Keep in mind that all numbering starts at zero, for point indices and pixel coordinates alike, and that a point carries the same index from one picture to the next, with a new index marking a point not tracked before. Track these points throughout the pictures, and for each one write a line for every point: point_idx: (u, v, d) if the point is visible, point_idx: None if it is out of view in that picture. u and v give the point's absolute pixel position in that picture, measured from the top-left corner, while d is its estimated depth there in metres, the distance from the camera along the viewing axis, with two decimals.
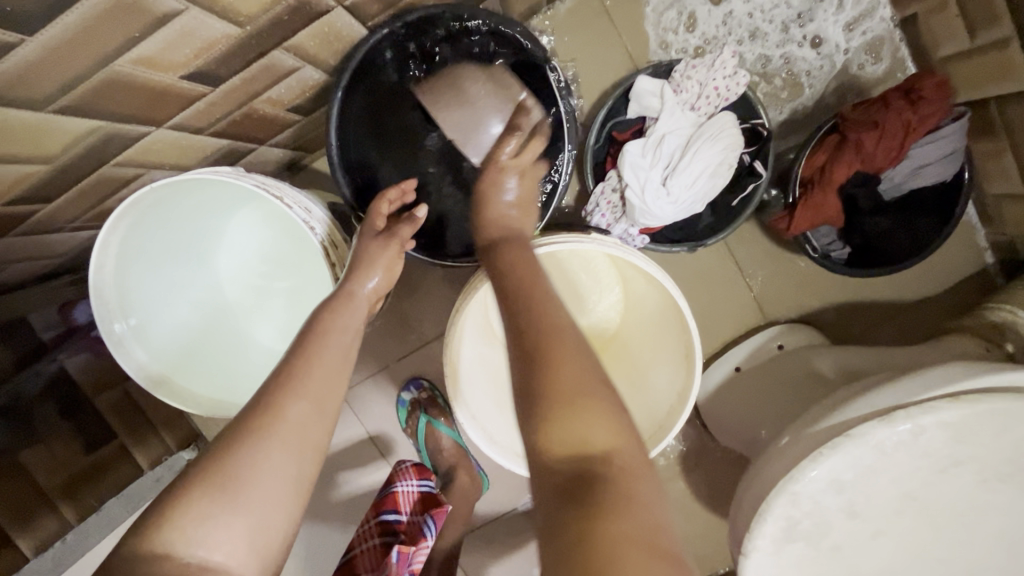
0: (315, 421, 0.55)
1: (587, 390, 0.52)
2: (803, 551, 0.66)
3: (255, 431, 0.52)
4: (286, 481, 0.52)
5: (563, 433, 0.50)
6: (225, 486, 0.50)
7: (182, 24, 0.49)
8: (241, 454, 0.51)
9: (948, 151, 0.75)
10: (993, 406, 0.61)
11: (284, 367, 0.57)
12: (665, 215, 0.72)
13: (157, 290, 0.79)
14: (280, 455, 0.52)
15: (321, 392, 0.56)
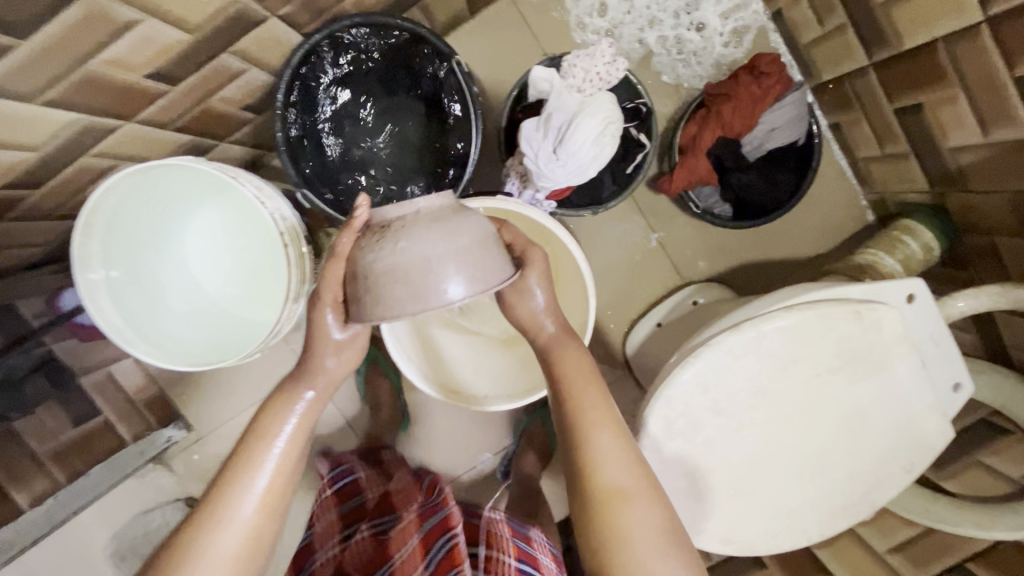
0: (280, 482, 0.60)
1: (632, 501, 0.61)
2: (683, 448, 0.79)
3: (219, 494, 0.58)
4: (251, 537, 0.58)
5: (621, 535, 0.60)
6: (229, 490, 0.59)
7: (142, 31, 0.63)
8: (210, 518, 0.57)
9: (795, 115, 0.90)
10: (816, 311, 0.75)
11: (251, 429, 0.62)
12: (559, 178, 0.87)
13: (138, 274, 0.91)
14: (245, 514, 0.58)
15: (288, 454, 0.62)
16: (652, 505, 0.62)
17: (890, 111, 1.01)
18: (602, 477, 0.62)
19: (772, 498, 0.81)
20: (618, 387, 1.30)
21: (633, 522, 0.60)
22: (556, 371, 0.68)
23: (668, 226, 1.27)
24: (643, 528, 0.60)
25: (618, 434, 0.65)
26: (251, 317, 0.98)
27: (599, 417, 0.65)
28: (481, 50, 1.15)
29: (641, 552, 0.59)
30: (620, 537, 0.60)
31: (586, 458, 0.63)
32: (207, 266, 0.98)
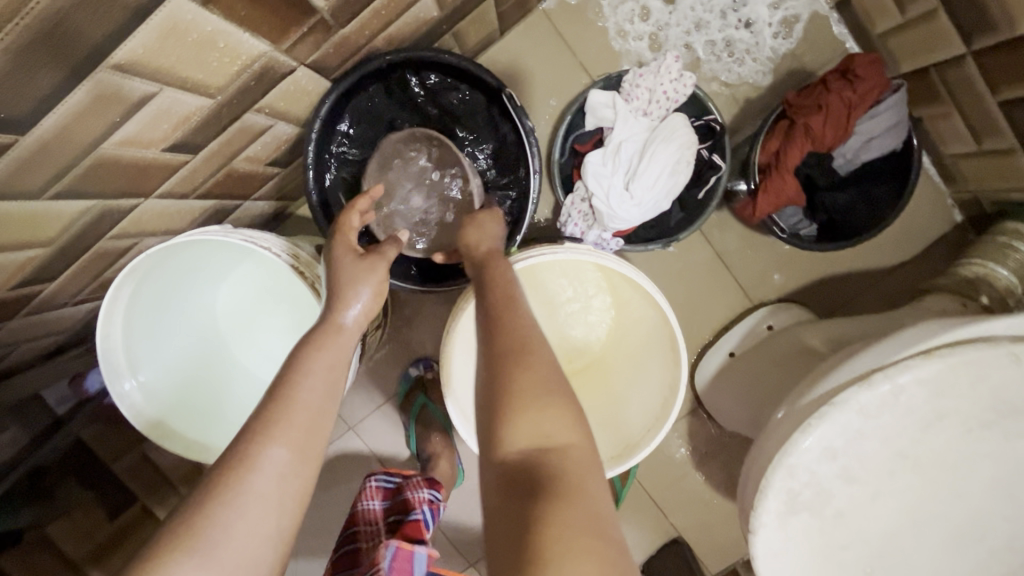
0: (295, 471, 0.53)
1: (538, 400, 0.54)
2: (809, 522, 0.68)
3: (220, 488, 0.50)
4: (261, 537, 0.50)
5: (519, 439, 0.52)
6: (228, 497, 0.50)
7: (158, 104, 0.52)
8: (210, 518, 0.49)
9: (894, 122, 0.79)
10: (964, 357, 0.63)
11: (257, 416, 0.54)
12: (633, 218, 0.76)
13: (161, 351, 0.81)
14: (255, 506, 0.50)
15: (303, 441, 0.54)
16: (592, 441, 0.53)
17: (993, 104, 0.89)
18: (518, 396, 0.54)
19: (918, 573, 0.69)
20: (688, 424, 1.19)
21: (565, 454, 0.51)
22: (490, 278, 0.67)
23: (731, 245, 1.16)
24: (557, 437, 0.52)
25: (545, 350, 0.58)
26: None
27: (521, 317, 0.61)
28: (513, 71, 1.05)
29: (586, 477, 0.49)
30: (533, 444, 0.51)
31: (508, 370, 0.56)
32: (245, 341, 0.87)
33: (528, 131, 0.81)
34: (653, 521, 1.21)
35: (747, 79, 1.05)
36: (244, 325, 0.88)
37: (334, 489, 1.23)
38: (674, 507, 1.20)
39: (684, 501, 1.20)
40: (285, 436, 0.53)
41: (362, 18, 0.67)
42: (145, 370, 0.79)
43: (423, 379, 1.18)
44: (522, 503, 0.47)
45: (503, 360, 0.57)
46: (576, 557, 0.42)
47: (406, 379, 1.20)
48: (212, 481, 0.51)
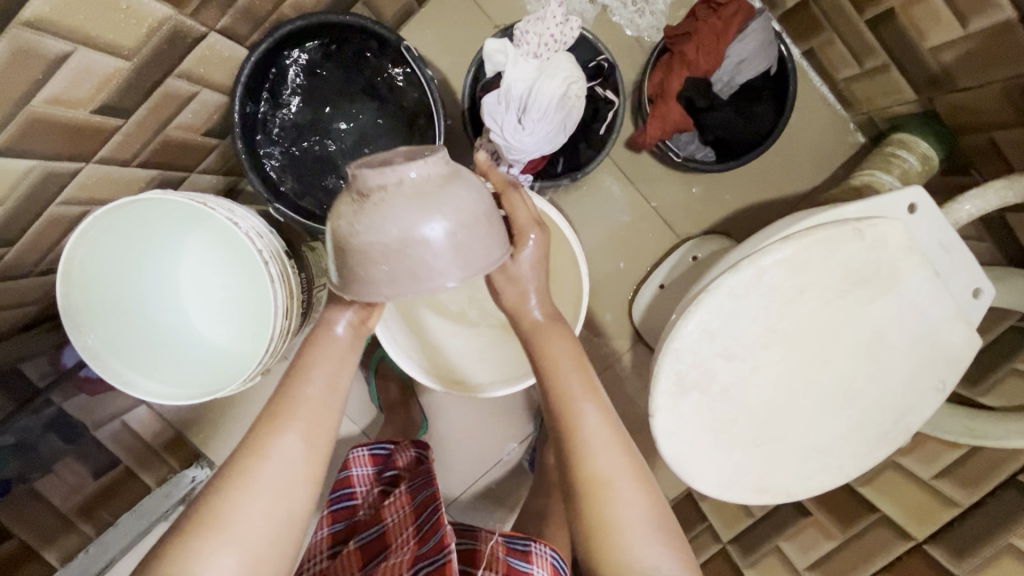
0: (304, 454, 0.61)
1: (646, 537, 0.62)
2: (699, 401, 0.76)
3: (238, 474, 0.58)
4: (276, 517, 0.58)
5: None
6: (247, 477, 0.58)
7: (76, 63, 0.61)
8: (230, 498, 0.57)
9: (761, 43, 0.87)
10: (814, 236, 0.72)
11: (267, 410, 0.62)
12: (528, 147, 0.85)
13: (151, 338, 0.91)
14: (267, 489, 0.58)
15: (309, 427, 0.62)
16: (676, 541, 0.64)
17: (863, 24, 0.98)
18: (616, 528, 0.62)
19: (801, 439, 0.77)
20: (631, 356, 1.27)
21: None
22: (539, 358, 0.67)
23: (655, 186, 1.24)
24: (666, 574, 0.62)
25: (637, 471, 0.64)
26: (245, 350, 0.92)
27: (594, 422, 0.63)
28: (432, 39, 1.13)
29: None
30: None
31: (588, 502, 0.62)
32: (207, 308, 0.94)
33: (430, 80, 0.90)
34: None
35: (649, 27, 1.13)
36: (208, 294, 0.94)
37: None
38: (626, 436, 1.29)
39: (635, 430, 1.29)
40: (297, 426, 0.61)
41: None
42: (104, 318, 0.87)
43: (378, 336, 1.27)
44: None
45: (584, 487, 0.62)
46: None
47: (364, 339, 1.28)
48: (230, 467, 0.60)
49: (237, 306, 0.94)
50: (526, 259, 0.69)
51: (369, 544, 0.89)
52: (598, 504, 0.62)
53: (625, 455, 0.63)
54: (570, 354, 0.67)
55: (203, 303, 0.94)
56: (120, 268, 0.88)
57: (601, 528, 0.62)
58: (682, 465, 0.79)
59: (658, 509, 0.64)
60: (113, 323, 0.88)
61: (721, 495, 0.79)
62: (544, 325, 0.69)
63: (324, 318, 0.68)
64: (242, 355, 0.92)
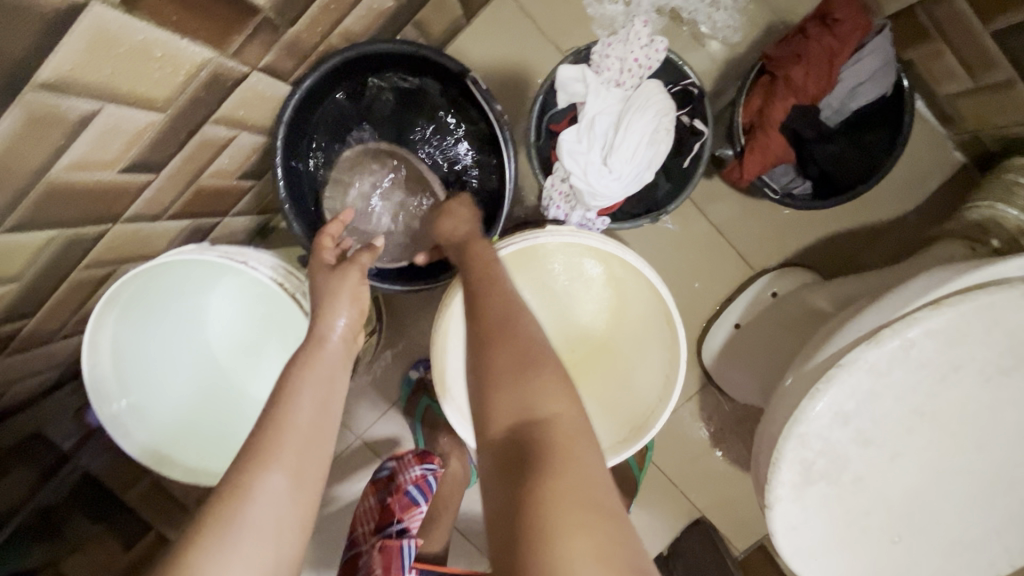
0: (295, 498, 0.52)
1: (534, 371, 0.56)
2: (827, 491, 0.65)
3: (213, 524, 0.48)
4: (257, 573, 0.48)
5: (508, 414, 0.54)
6: (226, 527, 0.48)
7: (102, 122, 0.51)
8: (204, 557, 0.46)
9: (880, 64, 0.75)
10: (974, 302, 0.60)
11: (253, 443, 0.53)
12: (615, 192, 0.74)
13: (158, 374, 0.80)
14: (248, 541, 0.48)
15: (299, 462, 0.53)
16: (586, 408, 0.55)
17: (986, 36, 0.85)
18: (504, 371, 0.56)
19: (946, 533, 0.66)
20: (699, 399, 1.16)
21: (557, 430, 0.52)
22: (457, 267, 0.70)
23: (728, 212, 1.12)
24: (543, 410, 0.53)
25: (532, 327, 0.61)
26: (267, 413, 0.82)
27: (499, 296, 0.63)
28: (483, 56, 1.02)
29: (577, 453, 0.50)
30: (521, 410, 0.53)
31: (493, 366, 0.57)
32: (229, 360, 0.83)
33: (497, 115, 0.79)
34: (674, 501, 1.19)
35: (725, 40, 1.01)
36: (234, 346, 0.83)
37: (350, 499, 1.21)
38: (695, 486, 1.18)
39: (703, 478, 1.18)
40: (284, 461, 0.53)
41: (310, 13, 0.66)
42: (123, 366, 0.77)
43: (423, 380, 1.16)
44: (507, 464, 0.51)
45: (486, 339, 0.59)
46: (571, 521, 0.45)
47: (407, 383, 1.18)
48: (205, 516, 0.49)
49: (255, 354, 0.83)
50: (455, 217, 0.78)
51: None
52: (500, 368, 0.57)
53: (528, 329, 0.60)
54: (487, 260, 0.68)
55: (222, 343, 0.83)
56: (141, 301, 0.76)
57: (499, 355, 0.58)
58: (802, 563, 0.67)
59: (556, 372, 0.56)
60: (124, 360, 0.77)
61: None
62: (476, 238, 0.74)
63: (316, 333, 0.62)
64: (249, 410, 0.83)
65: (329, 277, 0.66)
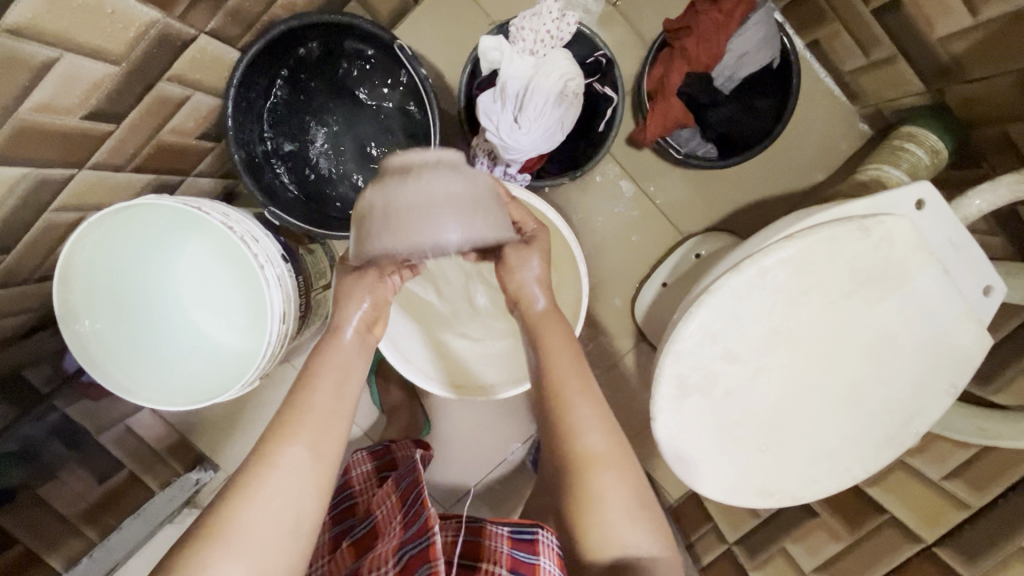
0: (312, 464, 0.61)
1: (625, 499, 0.65)
2: (702, 404, 0.75)
3: (245, 481, 0.58)
4: (281, 524, 0.58)
5: (609, 550, 0.65)
6: (255, 482, 0.58)
7: (63, 69, 0.60)
8: (237, 503, 0.57)
9: (763, 36, 0.85)
10: (818, 234, 0.70)
11: (278, 416, 0.63)
12: (526, 147, 0.84)
13: (138, 334, 0.90)
14: (271, 497, 0.58)
15: (316, 435, 0.62)
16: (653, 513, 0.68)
17: (869, 14, 0.95)
18: (602, 498, 0.64)
19: (809, 441, 0.76)
20: (634, 355, 1.25)
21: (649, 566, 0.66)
22: (539, 346, 0.70)
23: (657, 181, 1.22)
24: (645, 549, 0.66)
25: (622, 446, 0.66)
26: (240, 352, 0.92)
27: (577, 389, 0.66)
28: (428, 36, 1.11)
29: None
30: (622, 547, 0.65)
31: (581, 484, 0.65)
32: (202, 310, 0.92)
33: (423, 80, 0.89)
34: None
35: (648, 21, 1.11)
36: (202, 298, 0.92)
37: None
38: (631, 434, 1.28)
39: (638, 429, 1.28)
40: (304, 436, 0.61)
41: None
42: (101, 323, 0.87)
43: None
44: None
45: (574, 469, 0.65)
46: None
47: None
48: (239, 477, 0.59)
49: (231, 310, 0.93)
50: (530, 271, 0.72)
51: (361, 541, 0.87)
52: (587, 488, 0.65)
53: (613, 441, 0.66)
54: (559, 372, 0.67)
55: (196, 305, 0.92)
56: (115, 271, 0.87)
57: (584, 473, 0.65)
58: (684, 470, 0.77)
59: (641, 497, 0.66)
60: (108, 328, 0.87)
61: (725, 499, 0.78)
62: (552, 315, 0.72)
63: (332, 325, 0.72)
64: (226, 353, 0.92)
65: (347, 276, 0.74)
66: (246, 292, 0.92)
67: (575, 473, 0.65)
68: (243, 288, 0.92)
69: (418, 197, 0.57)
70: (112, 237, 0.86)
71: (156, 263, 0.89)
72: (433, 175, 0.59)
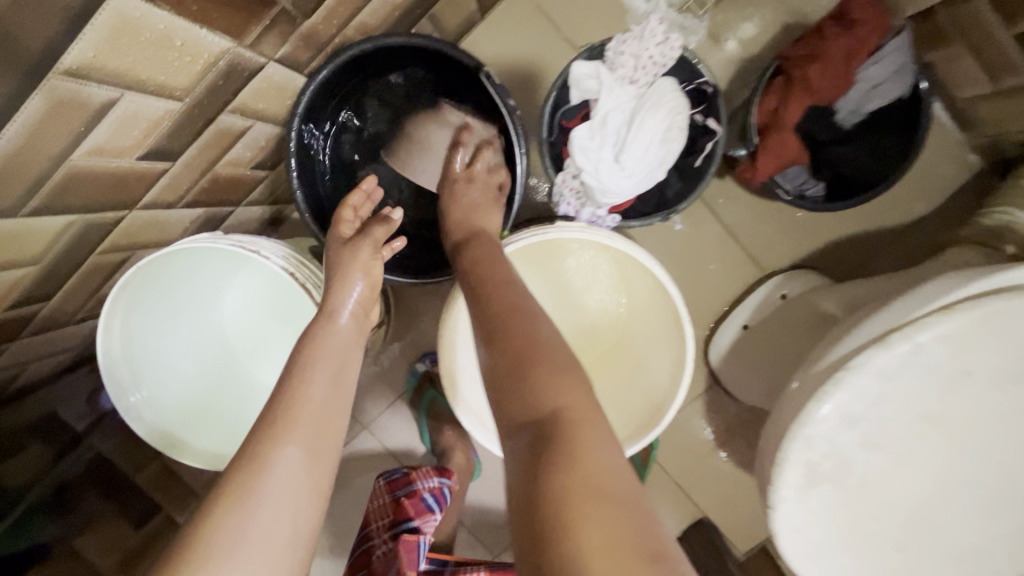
0: (306, 470, 0.55)
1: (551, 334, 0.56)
2: (831, 495, 0.65)
3: (236, 491, 0.52)
4: (277, 536, 0.52)
5: (527, 412, 0.50)
6: (244, 495, 0.52)
7: (122, 109, 0.52)
8: (227, 520, 0.50)
9: (899, 67, 0.74)
10: (987, 308, 0.59)
11: (268, 416, 0.57)
12: (626, 190, 0.74)
13: (181, 383, 0.82)
14: (266, 507, 0.52)
15: (312, 436, 0.57)
16: (610, 502, 0.43)
17: (1009, 38, 0.84)
18: (517, 372, 0.53)
19: (954, 540, 0.66)
20: (705, 399, 1.16)
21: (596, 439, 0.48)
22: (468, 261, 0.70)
23: (738, 211, 1.11)
24: (556, 405, 0.50)
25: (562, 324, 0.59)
26: None
27: (500, 278, 0.65)
28: (498, 52, 1.02)
29: (602, 442, 0.48)
30: (535, 406, 0.50)
31: (503, 337, 0.57)
32: (248, 355, 0.84)
33: (511, 111, 0.78)
34: (676, 501, 1.19)
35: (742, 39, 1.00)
36: (250, 342, 0.84)
37: (353, 489, 1.22)
38: (698, 485, 1.18)
39: (706, 478, 1.18)
40: (296, 435, 0.56)
41: (327, 5, 0.67)
42: (143, 368, 0.79)
43: (430, 373, 1.17)
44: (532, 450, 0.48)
45: (498, 331, 0.58)
46: (580, 515, 0.42)
47: (413, 375, 1.19)
48: (226, 490, 0.52)
49: (280, 356, 0.84)
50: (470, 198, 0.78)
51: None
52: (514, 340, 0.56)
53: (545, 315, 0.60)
54: (512, 312, 0.59)
55: (240, 349, 0.84)
56: (161, 314, 0.80)
57: (506, 314, 0.59)
58: (801, 565, 0.67)
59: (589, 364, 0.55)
60: (151, 377, 0.80)
61: None
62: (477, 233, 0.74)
63: (325, 312, 0.67)
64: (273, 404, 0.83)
65: (340, 250, 0.72)
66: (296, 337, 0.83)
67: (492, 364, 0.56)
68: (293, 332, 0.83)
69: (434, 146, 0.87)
70: (159, 277, 0.78)
71: (202, 303, 0.82)
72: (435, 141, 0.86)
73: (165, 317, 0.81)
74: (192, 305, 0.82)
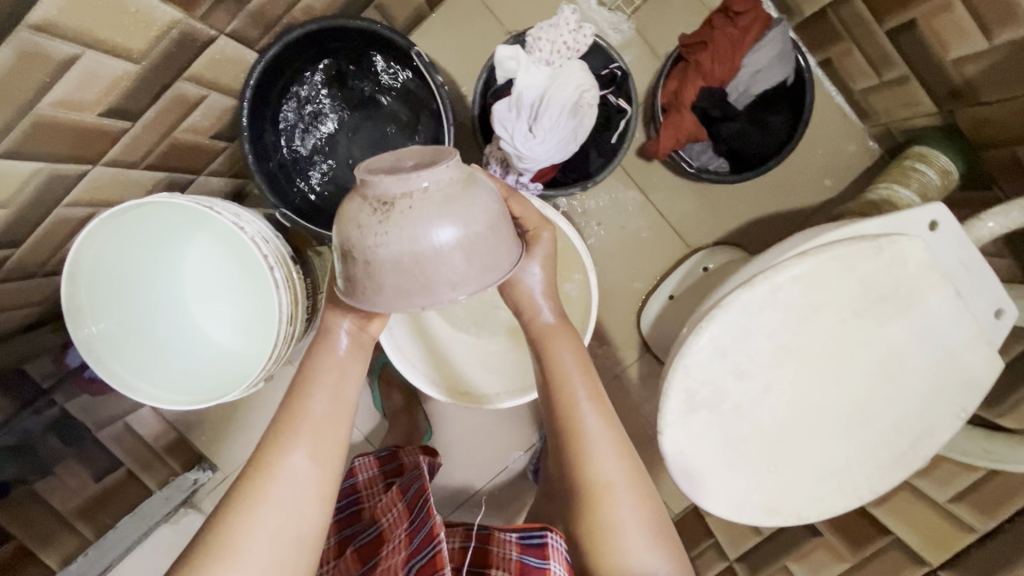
0: (313, 476, 0.60)
1: (631, 491, 0.66)
2: (710, 419, 0.74)
3: (244, 497, 0.58)
4: (287, 536, 0.57)
5: None
6: (255, 502, 0.57)
7: (84, 65, 0.61)
8: (239, 522, 0.57)
9: (778, 54, 0.85)
10: (831, 252, 0.70)
11: (272, 429, 0.61)
12: (539, 157, 0.84)
13: (155, 347, 0.90)
14: (272, 514, 0.57)
15: (314, 440, 0.60)
16: None
17: (883, 34, 0.96)
18: (621, 532, 0.65)
19: (817, 459, 0.75)
20: (638, 367, 1.25)
21: None
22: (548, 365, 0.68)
23: (665, 193, 1.22)
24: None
25: (635, 472, 0.67)
26: (251, 345, 0.92)
27: (587, 406, 0.66)
28: (443, 43, 1.12)
29: None
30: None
31: (593, 509, 0.66)
32: (213, 310, 0.93)
33: (439, 86, 0.88)
34: None
35: (661, 35, 1.12)
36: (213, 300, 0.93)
37: None
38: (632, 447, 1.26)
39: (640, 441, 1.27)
40: (305, 444, 0.60)
41: None
42: (117, 331, 0.87)
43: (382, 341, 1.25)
44: None
45: (588, 496, 0.66)
46: None
47: None
48: (237, 491, 0.59)
49: (240, 306, 0.93)
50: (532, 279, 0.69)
51: (366, 547, 0.88)
52: (602, 513, 0.65)
53: (625, 462, 0.66)
54: (580, 424, 0.66)
55: (202, 305, 0.93)
56: (125, 279, 0.88)
57: (594, 479, 0.65)
58: (685, 484, 0.76)
59: (658, 521, 0.67)
60: (128, 345, 0.88)
61: (731, 516, 0.77)
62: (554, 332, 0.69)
63: (323, 329, 0.67)
64: (244, 349, 0.92)
65: None
66: (253, 286, 0.92)
67: (593, 526, 0.66)
68: (249, 280, 0.93)
69: (404, 245, 0.53)
70: (121, 240, 0.86)
71: (161, 269, 0.90)
72: (419, 214, 0.53)
73: (131, 283, 0.88)
74: (153, 272, 0.90)
